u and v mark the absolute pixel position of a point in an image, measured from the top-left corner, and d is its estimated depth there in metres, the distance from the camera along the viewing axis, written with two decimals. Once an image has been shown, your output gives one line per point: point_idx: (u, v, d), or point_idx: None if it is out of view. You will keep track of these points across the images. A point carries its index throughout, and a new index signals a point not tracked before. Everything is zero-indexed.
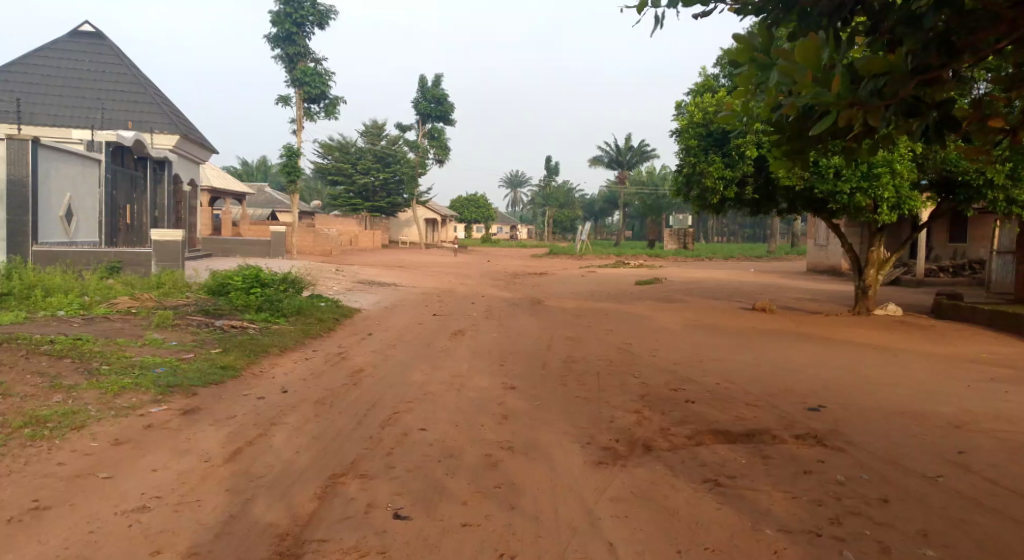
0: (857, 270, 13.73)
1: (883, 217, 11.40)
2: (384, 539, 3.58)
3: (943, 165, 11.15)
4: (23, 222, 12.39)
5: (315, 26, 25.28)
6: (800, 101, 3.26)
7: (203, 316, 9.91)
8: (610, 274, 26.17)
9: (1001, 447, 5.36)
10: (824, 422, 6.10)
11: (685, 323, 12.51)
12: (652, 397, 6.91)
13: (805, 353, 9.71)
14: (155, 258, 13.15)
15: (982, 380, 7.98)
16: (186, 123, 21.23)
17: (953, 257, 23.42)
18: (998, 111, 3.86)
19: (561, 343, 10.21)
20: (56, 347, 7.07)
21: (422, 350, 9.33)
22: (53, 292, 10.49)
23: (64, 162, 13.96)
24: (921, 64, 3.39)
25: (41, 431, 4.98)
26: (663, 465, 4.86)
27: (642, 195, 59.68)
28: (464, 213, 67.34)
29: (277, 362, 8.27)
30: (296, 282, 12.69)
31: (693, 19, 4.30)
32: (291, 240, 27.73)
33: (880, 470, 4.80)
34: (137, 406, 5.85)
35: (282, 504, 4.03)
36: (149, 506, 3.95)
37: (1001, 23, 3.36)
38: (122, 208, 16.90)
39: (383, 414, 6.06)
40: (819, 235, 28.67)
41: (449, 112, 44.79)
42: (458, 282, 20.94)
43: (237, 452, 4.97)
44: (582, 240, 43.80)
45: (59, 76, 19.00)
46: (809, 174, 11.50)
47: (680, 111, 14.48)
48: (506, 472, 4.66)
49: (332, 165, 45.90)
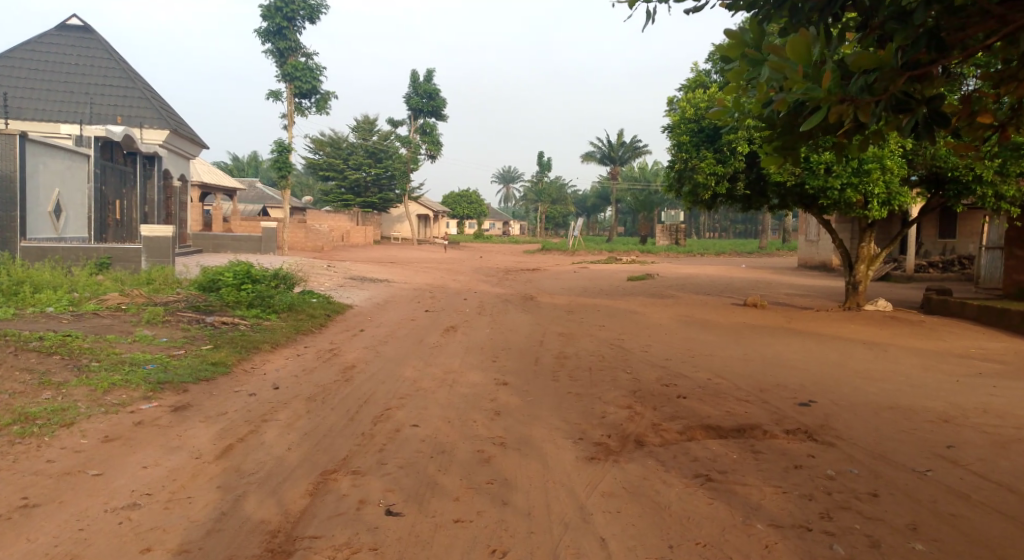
0: (848, 266, 13.80)
1: (874, 213, 11.45)
2: (375, 536, 3.57)
3: (933, 161, 11.23)
4: (11, 217, 12.30)
5: (307, 20, 25.13)
6: (791, 96, 3.28)
7: (194, 312, 9.86)
8: (602, 270, 26.18)
9: (989, 442, 5.40)
10: (814, 417, 6.14)
11: (676, 319, 12.55)
12: (644, 392, 6.94)
13: (795, 348, 9.77)
14: (145, 255, 13.03)
15: (971, 375, 8.04)
16: (175, 118, 21.11)
17: (942, 252, 23.58)
18: (986, 107, 3.88)
19: (553, 339, 10.21)
20: (45, 343, 7.02)
21: (414, 346, 9.31)
22: (41, 288, 10.40)
23: (53, 157, 13.85)
24: (910, 61, 3.40)
25: (30, 428, 4.94)
26: (655, 460, 4.88)
27: (634, 190, 59.79)
28: (456, 209, 67.20)
29: (268, 358, 8.24)
30: (288, 278, 12.64)
31: (684, 15, 4.30)
32: (283, 236, 27.61)
33: (870, 465, 4.83)
34: (128, 403, 5.81)
35: (273, 501, 4.02)
36: (139, 504, 3.93)
37: (990, 18, 3.38)
38: (112, 203, 16.76)
39: (375, 411, 6.05)
40: (810, 231, 28.80)
41: (441, 107, 44.65)
42: (450, 278, 20.89)
43: (228, 448, 4.95)
44: (574, 236, 43.81)
45: (47, 70, 18.84)
46: (800, 170, 11.54)
47: (672, 107, 14.50)
48: (498, 469, 4.66)
49: (323, 160, 45.64)
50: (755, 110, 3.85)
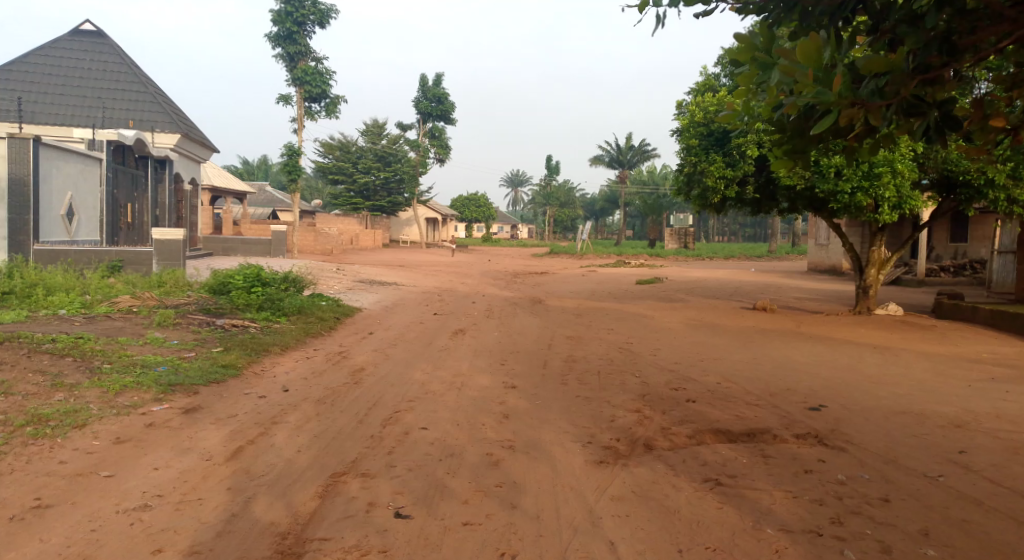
0: (858, 271, 13.70)
1: (884, 216, 11.38)
2: (384, 539, 3.58)
3: (944, 165, 11.15)
4: (24, 220, 12.43)
5: (316, 25, 25.28)
6: (801, 100, 3.26)
7: (204, 315, 9.93)
8: (610, 274, 26.12)
9: (1003, 447, 5.36)
10: (825, 421, 6.11)
11: (686, 323, 12.51)
12: (653, 396, 6.92)
13: (806, 352, 9.71)
14: (156, 257, 13.09)
15: (984, 380, 7.97)
16: (187, 122, 21.26)
17: (954, 256, 23.43)
18: (999, 111, 3.84)
19: (561, 343, 10.21)
20: (58, 345, 7.09)
21: (422, 349, 9.33)
22: (54, 291, 10.49)
23: (66, 160, 13.98)
24: (921, 65, 3.39)
25: (44, 429, 5.00)
26: (664, 464, 4.86)
27: (642, 193, 59.64)
28: (464, 213, 67.23)
29: (277, 361, 8.28)
30: (297, 281, 12.68)
31: (693, 19, 4.27)
32: (292, 239, 27.77)
33: (881, 470, 4.80)
34: (139, 405, 5.86)
35: (283, 503, 4.03)
36: (150, 505, 3.95)
37: (1002, 22, 3.38)
38: (123, 206, 16.89)
39: (384, 414, 6.06)
40: (820, 235, 28.67)
41: (450, 111, 44.72)
42: (459, 281, 20.91)
43: (238, 450, 4.98)
44: (582, 240, 43.74)
45: (60, 74, 19.02)
46: (810, 174, 11.49)
47: (681, 110, 14.46)
48: (507, 472, 4.67)
49: (332, 164, 45.86)
50: (765, 114, 3.82)
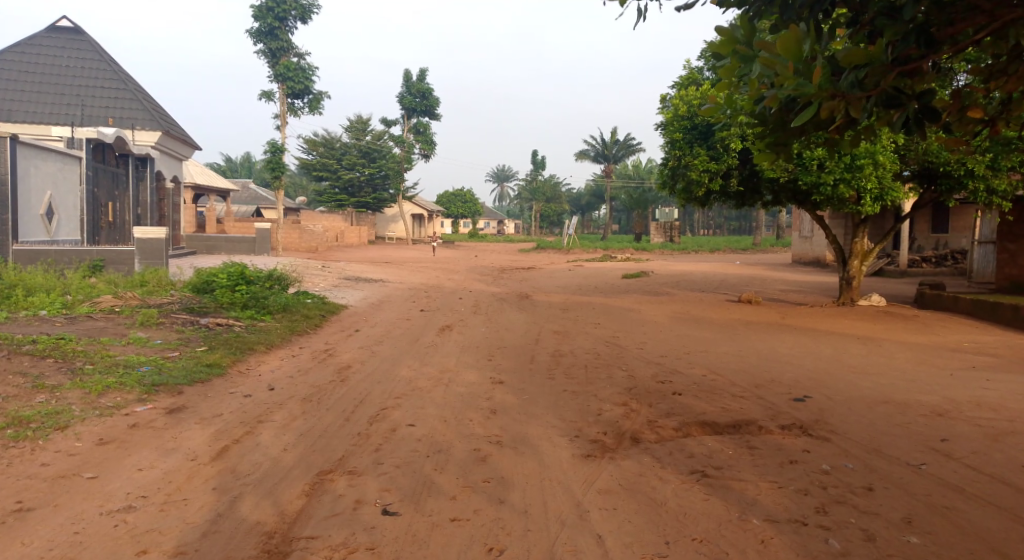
0: (842, 262, 13.81)
1: (866, 208, 11.52)
2: (372, 536, 3.57)
3: (925, 156, 11.29)
4: (2, 220, 12.21)
5: (298, 21, 25.05)
6: (782, 93, 3.28)
7: (188, 314, 9.82)
8: (596, 269, 26.16)
9: (983, 434, 5.44)
10: (810, 412, 6.17)
11: (671, 316, 12.59)
12: (640, 390, 6.94)
13: (790, 344, 9.78)
14: (138, 256, 12.96)
15: (965, 369, 8.08)
16: (168, 119, 21.05)
17: (935, 247, 23.78)
18: (977, 101, 3.86)
19: (548, 337, 10.24)
20: (38, 347, 6.97)
21: (409, 346, 9.32)
22: (34, 291, 10.31)
23: (44, 159, 13.74)
24: (900, 56, 3.41)
25: (24, 432, 4.92)
26: (651, 457, 4.89)
27: (628, 187, 59.67)
28: (450, 207, 66.75)
29: (263, 359, 8.22)
30: (282, 279, 12.58)
31: (675, 12, 4.22)
32: (277, 239, 27.59)
33: (865, 459, 4.87)
34: (122, 405, 5.80)
35: (269, 503, 4.01)
36: (135, 506, 3.91)
37: (979, 13, 3.41)
38: (104, 204, 16.64)
39: (372, 411, 6.04)
40: (804, 227, 28.97)
41: (435, 106, 44.56)
42: (446, 278, 20.90)
43: (223, 450, 4.94)
44: (569, 236, 43.65)
45: (36, 71, 18.69)
46: (793, 166, 11.59)
47: (665, 104, 14.52)
48: (495, 466, 4.68)
49: (317, 161, 45.64)
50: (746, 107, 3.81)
